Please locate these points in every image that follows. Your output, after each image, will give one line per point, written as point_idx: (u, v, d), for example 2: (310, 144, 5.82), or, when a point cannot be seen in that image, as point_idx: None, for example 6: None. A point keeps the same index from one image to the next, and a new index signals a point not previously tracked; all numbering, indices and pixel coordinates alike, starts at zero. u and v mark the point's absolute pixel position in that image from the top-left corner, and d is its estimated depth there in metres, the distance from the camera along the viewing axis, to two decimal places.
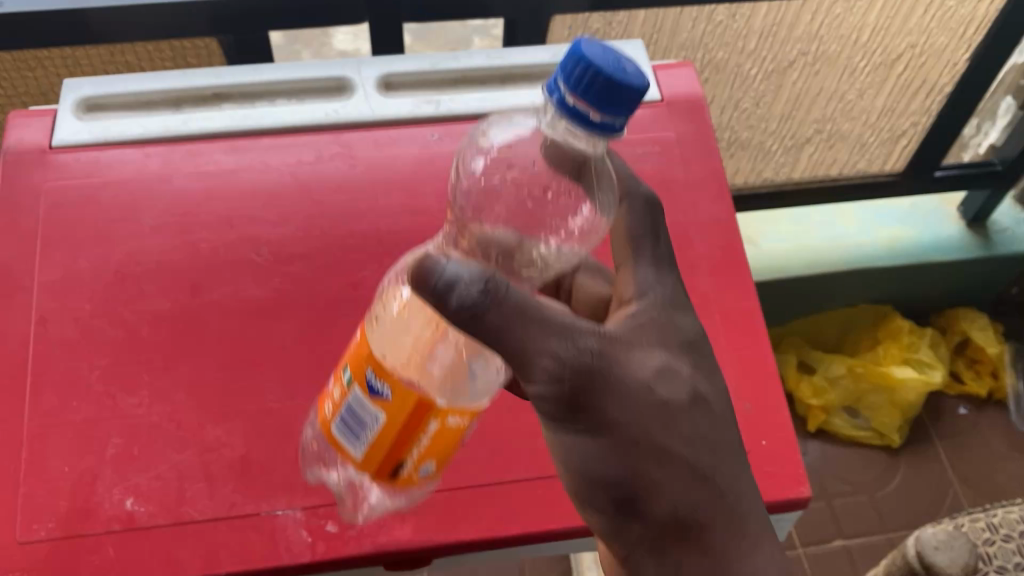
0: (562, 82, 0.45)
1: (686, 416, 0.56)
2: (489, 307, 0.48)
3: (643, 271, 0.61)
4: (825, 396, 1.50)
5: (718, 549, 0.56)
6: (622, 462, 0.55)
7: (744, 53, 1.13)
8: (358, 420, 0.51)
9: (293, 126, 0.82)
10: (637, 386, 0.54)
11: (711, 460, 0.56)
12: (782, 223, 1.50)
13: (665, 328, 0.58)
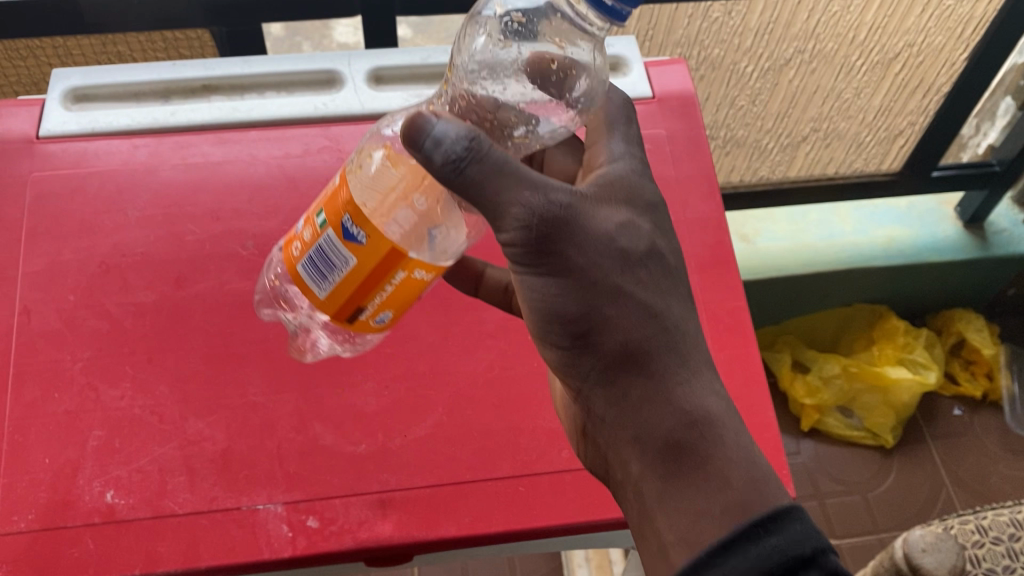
0: None
1: (644, 267, 0.53)
2: (469, 161, 0.48)
3: (618, 132, 0.59)
4: (819, 395, 1.50)
5: (668, 398, 0.51)
6: (577, 284, 0.52)
7: (740, 51, 1.13)
8: (328, 256, 0.53)
9: (282, 120, 0.81)
10: (600, 231, 0.52)
11: (668, 310, 0.53)
12: (779, 221, 1.49)
13: (637, 191, 0.56)
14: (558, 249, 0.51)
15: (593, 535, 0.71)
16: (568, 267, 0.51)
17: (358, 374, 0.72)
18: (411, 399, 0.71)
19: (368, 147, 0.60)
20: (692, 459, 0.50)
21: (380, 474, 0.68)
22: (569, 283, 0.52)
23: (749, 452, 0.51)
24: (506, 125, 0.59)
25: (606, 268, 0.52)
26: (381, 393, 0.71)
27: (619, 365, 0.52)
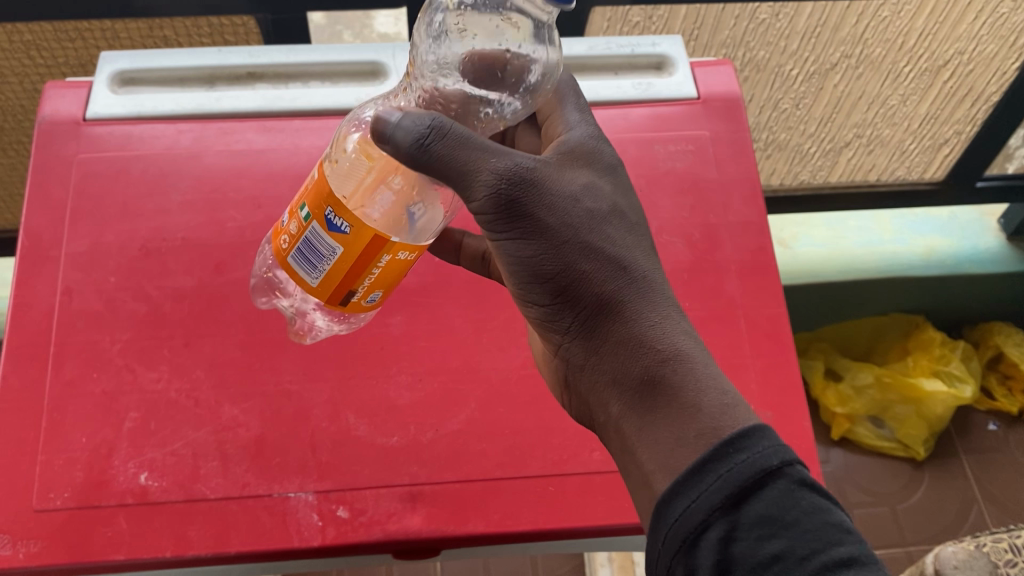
0: None
1: (614, 220, 0.53)
2: (434, 138, 0.49)
3: (577, 109, 0.60)
4: (850, 404, 1.48)
5: (641, 339, 0.50)
6: (551, 242, 0.51)
7: (786, 53, 1.11)
8: (313, 246, 0.54)
9: (325, 110, 0.81)
10: (567, 188, 0.52)
11: (636, 260, 0.52)
12: (816, 227, 1.48)
13: (601, 157, 0.56)
14: (528, 207, 0.50)
15: (622, 538, 0.71)
16: (539, 228, 0.50)
17: (391, 366, 0.72)
18: (444, 393, 0.71)
19: (344, 137, 0.61)
20: (666, 396, 0.48)
21: (410, 467, 0.68)
22: (541, 241, 0.51)
23: (730, 392, 0.48)
24: (477, 106, 0.59)
25: (575, 221, 0.51)
26: (415, 386, 0.71)
27: (596, 315, 0.51)
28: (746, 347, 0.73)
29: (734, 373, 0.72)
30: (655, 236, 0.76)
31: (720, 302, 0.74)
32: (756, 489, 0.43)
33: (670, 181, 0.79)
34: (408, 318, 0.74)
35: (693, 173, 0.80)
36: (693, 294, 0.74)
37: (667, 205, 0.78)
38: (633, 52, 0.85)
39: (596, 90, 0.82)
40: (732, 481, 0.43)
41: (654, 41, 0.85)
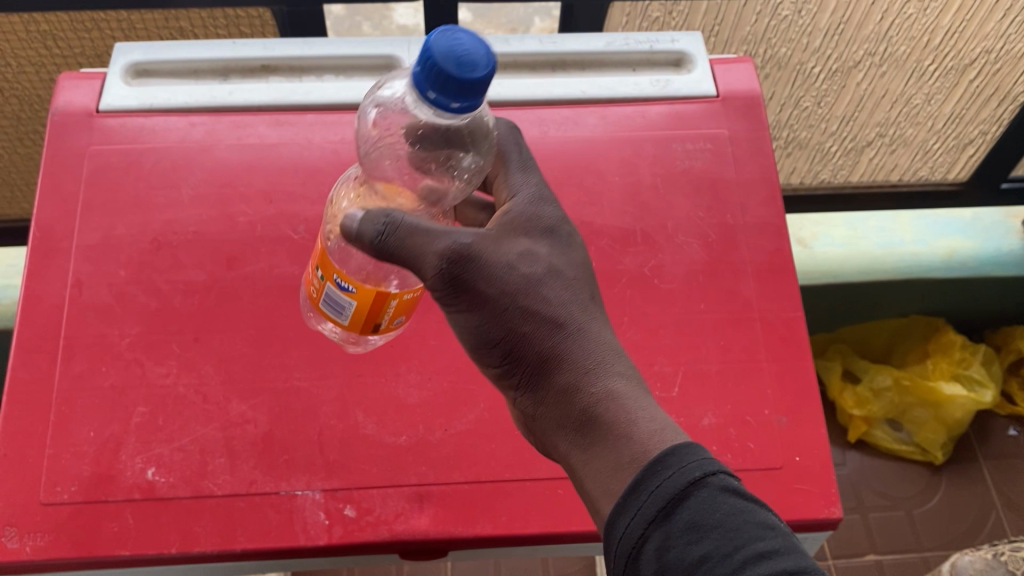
0: (422, 84, 0.46)
1: (554, 276, 0.54)
2: (387, 232, 0.52)
3: (528, 173, 0.59)
4: (868, 407, 1.46)
5: (577, 388, 0.52)
6: (493, 311, 0.53)
7: (809, 51, 1.09)
8: (332, 301, 0.56)
9: (339, 104, 0.80)
10: (505, 254, 0.54)
11: (573, 316, 0.54)
12: (837, 226, 1.42)
13: (548, 213, 0.57)
14: (469, 282, 0.53)
15: None
16: (481, 298, 0.53)
17: (401, 364, 0.71)
18: (454, 393, 0.70)
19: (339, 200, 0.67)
20: (605, 438, 0.50)
21: (418, 466, 0.67)
22: (485, 309, 0.53)
23: (660, 422, 0.50)
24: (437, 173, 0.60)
25: (514, 284, 0.53)
26: (425, 385, 0.70)
27: (541, 370, 0.53)
28: (762, 351, 0.72)
29: (748, 378, 0.71)
30: (671, 236, 0.75)
31: (736, 304, 0.73)
32: (681, 497, 0.45)
33: (687, 181, 0.78)
34: (419, 316, 0.73)
35: (712, 173, 0.78)
36: (708, 296, 0.73)
37: (684, 205, 0.77)
38: (651, 49, 0.83)
39: (613, 87, 0.82)
40: (660, 496, 0.45)
41: (672, 36, 0.84)
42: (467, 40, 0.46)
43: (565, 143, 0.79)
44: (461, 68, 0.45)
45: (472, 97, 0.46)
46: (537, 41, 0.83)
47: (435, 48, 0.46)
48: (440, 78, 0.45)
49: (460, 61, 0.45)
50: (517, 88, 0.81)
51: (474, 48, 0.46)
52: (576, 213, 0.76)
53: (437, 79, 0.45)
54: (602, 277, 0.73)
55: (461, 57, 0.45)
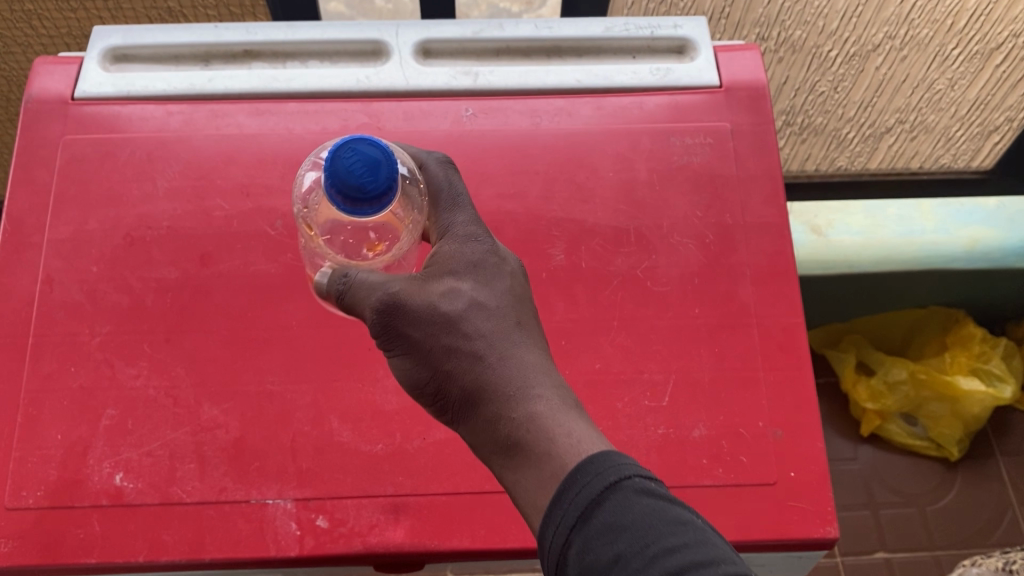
0: (339, 206, 0.54)
1: (478, 307, 0.53)
2: (336, 290, 0.56)
3: (459, 212, 0.58)
4: (882, 401, 1.42)
5: (500, 417, 0.50)
6: (421, 353, 0.53)
7: (824, 34, 1.04)
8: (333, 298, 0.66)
9: (322, 92, 0.76)
10: (429, 293, 0.53)
11: (496, 345, 0.52)
12: (854, 213, 1.35)
13: (478, 247, 0.56)
14: (395, 327, 0.53)
15: None
16: (411, 343, 0.53)
17: (379, 369, 0.68)
18: None
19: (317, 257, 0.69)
20: (529, 467, 0.48)
21: (394, 476, 0.65)
22: (415, 353, 0.53)
23: (579, 439, 0.48)
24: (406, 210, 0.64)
25: (437, 323, 0.52)
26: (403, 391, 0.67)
27: (470, 405, 0.52)
28: (758, 359, 0.68)
29: (743, 388, 0.67)
30: (666, 236, 0.72)
31: (733, 310, 0.69)
32: (597, 500, 0.44)
33: (685, 177, 0.74)
34: None
35: (712, 169, 0.74)
36: (703, 300, 0.70)
37: (681, 203, 0.73)
38: (652, 35, 0.79)
39: (610, 76, 0.78)
40: (578, 501, 0.44)
41: (676, 22, 0.80)
42: (363, 154, 0.54)
43: (557, 138, 0.75)
44: (365, 185, 0.53)
45: (382, 203, 0.54)
46: (533, 26, 0.79)
47: (337, 171, 0.53)
48: (353, 195, 0.53)
49: (364, 179, 0.53)
50: (509, 77, 0.77)
51: (371, 161, 0.54)
52: (567, 211, 0.72)
53: (347, 198, 0.54)
54: (592, 280, 0.70)
55: (363, 175, 0.53)
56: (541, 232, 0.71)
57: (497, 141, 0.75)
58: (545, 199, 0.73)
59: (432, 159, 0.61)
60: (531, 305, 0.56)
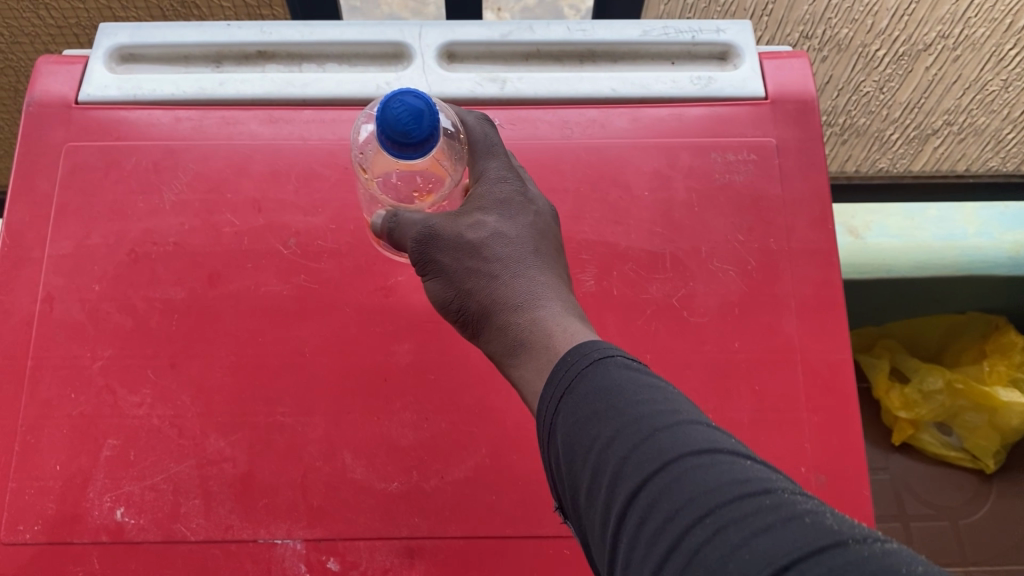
0: (387, 151, 0.54)
1: (501, 238, 0.56)
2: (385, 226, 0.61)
3: (491, 158, 0.60)
4: (915, 410, 1.36)
5: (509, 323, 0.53)
6: (448, 273, 0.56)
7: (873, 32, 0.98)
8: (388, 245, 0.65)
9: (340, 99, 0.71)
10: (459, 225, 0.57)
11: (511, 265, 0.55)
12: (894, 214, 1.25)
13: (507, 187, 0.59)
14: (426, 256, 0.57)
15: None
16: (439, 270, 0.57)
17: (396, 401, 0.63)
18: (453, 435, 0.63)
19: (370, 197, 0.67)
20: (530, 360, 0.51)
21: (410, 517, 0.61)
22: (441, 276, 0.57)
23: (575, 333, 0.50)
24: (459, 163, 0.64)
25: (464, 251, 0.56)
26: (421, 425, 0.63)
27: (487, 318, 0.55)
28: (802, 399, 0.64)
29: (784, 430, 0.63)
30: (705, 262, 0.67)
31: (776, 344, 0.65)
32: (580, 374, 0.45)
33: (726, 198, 0.69)
34: (418, 346, 0.65)
35: (755, 189, 0.69)
36: (744, 333, 0.65)
37: (722, 225, 0.68)
38: (693, 40, 0.74)
39: (647, 84, 0.72)
40: (564, 376, 0.46)
41: (718, 26, 0.74)
42: (410, 103, 0.53)
43: (589, 152, 0.70)
44: (410, 134, 0.52)
45: (428, 149, 0.54)
46: (565, 28, 0.74)
47: (386, 121, 0.53)
48: (400, 143, 0.53)
49: (409, 128, 0.52)
50: (539, 84, 0.72)
51: (416, 110, 0.53)
52: (599, 233, 0.68)
53: (395, 146, 0.53)
54: (625, 308, 0.65)
55: (409, 124, 0.52)
56: (570, 255, 0.67)
57: (524, 155, 0.70)
58: (575, 219, 0.68)
59: (472, 117, 0.62)
60: (554, 239, 0.59)
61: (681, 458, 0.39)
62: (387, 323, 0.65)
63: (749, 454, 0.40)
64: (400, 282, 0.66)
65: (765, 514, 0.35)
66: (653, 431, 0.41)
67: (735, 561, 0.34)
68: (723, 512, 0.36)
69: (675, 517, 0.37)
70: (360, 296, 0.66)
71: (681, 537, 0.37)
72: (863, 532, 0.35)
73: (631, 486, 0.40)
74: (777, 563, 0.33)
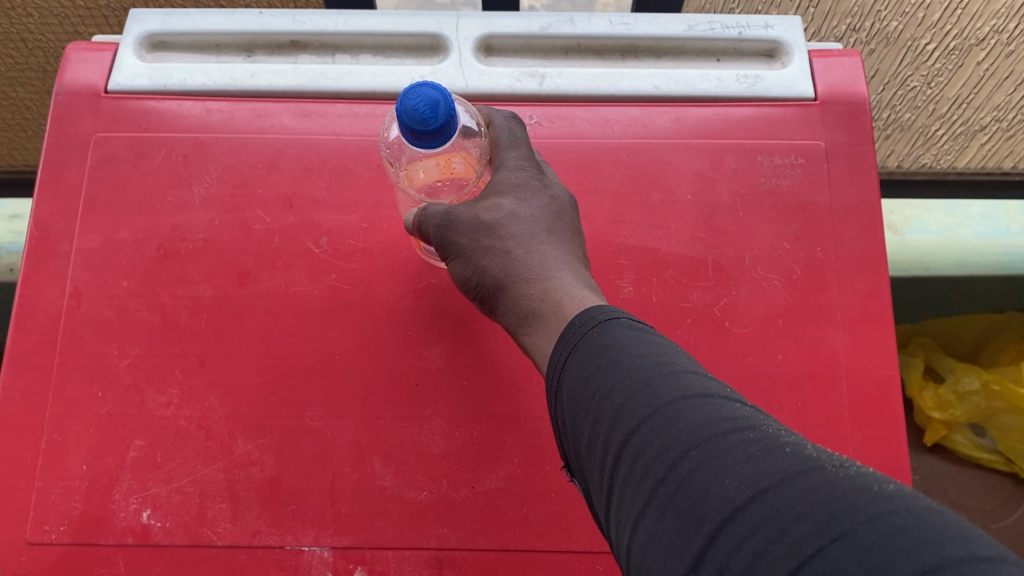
0: (408, 140, 0.50)
1: (516, 219, 0.56)
2: (409, 216, 0.60)
3: (512, 149, 0.59)
4: (949, 411, 1.13)
5: (521, 295, 0.53)
6: (464, 256, 0.56)
7: (923, 25, 0.94)
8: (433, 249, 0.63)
9: (374, 92, 0.69)
10: (475, 209, 0.56)
11: (526, 245, 0.55)
12: (933, 209, 1.10)
13: (525, 173, 0.58)
14: (445, 237, 0.57)
15: None
16: (458, 250, 0.56)
17: (427, 408, 0.62)
18: (485, 444, 0.62)
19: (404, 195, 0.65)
20: (541, 329, 0.51)
21: (439, 527, 0.60)
22: (459, 258, 0.57)
23: (584, 300, 0.50)
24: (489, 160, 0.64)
25: (480, 232, 0.56)
26: (452, 433, 0.62)
27: (502, 296, 0.55)
28: (846, 416, 0.61)
29: (827, 446, 0.61)
30: (748, 270, 0.65)
31: (821, 358, 0.63)
32: (585, 333, 0.44)
33: (772, 204, 0.66)
34: (451, 351, 0.63)
35: (802, 195, 0.67)
36: (788, 347, 0.63)
37: (767, 232, 0.66)
38: (740, 36, 0.70)
39: (691, 82, 0.69)
40: (571, 336, 0.45)
41: (767, 22, 0.71)
42: (426, 93, 0.48)
43: (629, 152, 0.68)
44: (426, 123, 0.48)
45: (448, 136, 0.50)
46: (607, 21, 0.71)
47: (403, 111, 0.48)
48: (417, 132, 0.49)
49: (424, 117, 0.48)
50: (579, 79, 0.70)
51: (433, 99, 0.48)
52: (638, 238, 0.66)
53: (414, 135, 0.49)
54: (664, 317, 0.63)
55: (424, 114, 0.48)
56: (609, 260, 0.65)
57: (563, 154, 0.68)
58: (614, 223, 0.66)
59: (500, 116, 0.61)
60: (571, 222, 0.58)
61: (674, 401, 0.39)
62: (419, 327, 0.64)
63: (742, 400, 0.40)
64: (434, 285, 0.65)
65: (748, 446, 0.36)
66: (650, 379, 0.40)
67: (717, 487, 0.35)
68: (710, 445, 0.36)
69: (663, 453, 0.37)
70: (392, 299, 0.64)
71: (669, 471, 0.37)
72: (842, 460, 0.35)
73: (625, 429, 0.40)
74: (754, 485, 0.34)
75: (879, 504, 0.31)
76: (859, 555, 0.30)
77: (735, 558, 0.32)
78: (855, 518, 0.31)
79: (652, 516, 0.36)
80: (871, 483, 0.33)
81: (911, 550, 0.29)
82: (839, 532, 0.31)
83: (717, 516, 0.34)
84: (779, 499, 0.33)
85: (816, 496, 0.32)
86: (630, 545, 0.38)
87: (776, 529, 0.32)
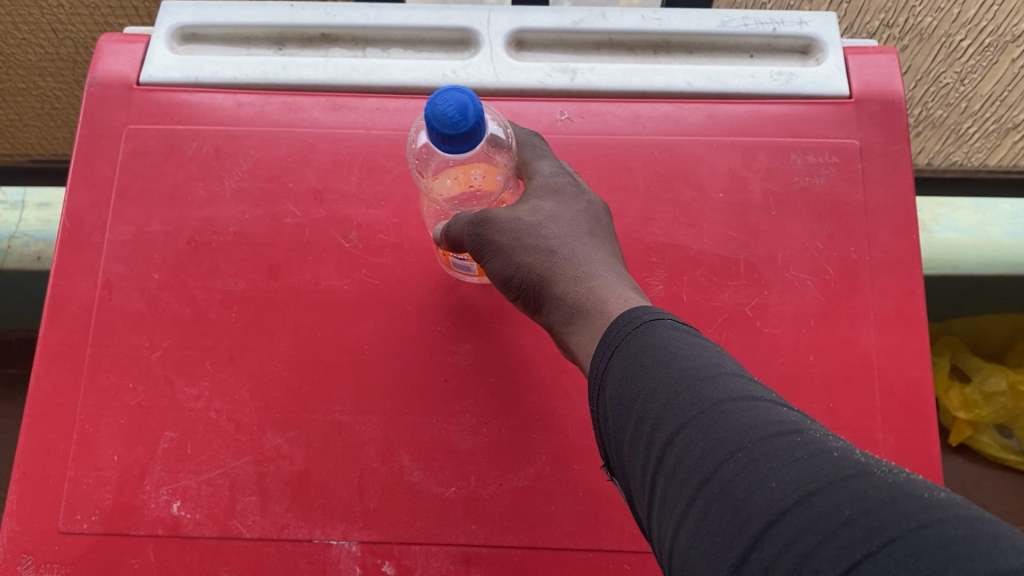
0: (436, 145, 0.48)
1: (558, 222, 0.56)
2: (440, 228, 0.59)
3: (544, 158, 0.60)
4: (975, 411, 1.11)
5: (566, 291, 0.52)
6: (505, 257, 0.55)
7: (958, 22, 0.92)
8: (462, 265, 0.63)
9: (404, 86, 0.69)
10: (515, 212, 0.56)
11: (569, 245, 0.55)
12: (963, 207, 1.03)
13: (561, 178, 0.59)
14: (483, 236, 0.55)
15: None
16: (499, 249, 0.55)
17: (456, 404, 0.62)
18: (513, 441, 0.61)
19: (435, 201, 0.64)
20: (586, 327, 0.50)
21: (467, 523, 0.60)
22: (498, 259, 0.56)
23: (629, 300, 0.49)
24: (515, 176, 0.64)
25: (522, 233, 0.55)
26: (480, 429, 0.62)
27: (546, 294, 0.54)
28: (878, 417, 0.61)
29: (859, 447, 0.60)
30: (781, 270, 0.64)
31: (853, 360, 0.62)
32: (630, 333, 0.44)
33: (806, 203, 0.66)
34: (480, 347, 0.63)
35: (836, 194, 0.66)
36: (820, 347, 0.62)
37: (799, 231, 0.65)
38: (774, 32, 0.70)
39: (724, 79, 0.69)
40: (614, 336, 0.45)
41: (801, 18, 0.70)
42: (453, 97, 0.47)
43: (661, 149, 0.67)
44: (457, 127, 0.47)
45: (477, 140, 0.48)
46: (640, 16, 0.70)
47: (431, 115, 0.47)
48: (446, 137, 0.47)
49: (455, 121, 0.47)
50: (612, 75, 0.69)
51: (462, 102, 0.47)
52: (669, 235, 0.65)
53: (443, 140, 0.48)
54: (694, 315, 0.63)
55: (455, 118, 0.47)
56: (639, 258, 0.65)
57: (594, 149, 0.67)
58: (645, 220, 0.66)
59: (519, 133, 0.62)
60: (608, 226, 0.58)
61: (719, 402, 0.39)
62: (448, 323, 0.64)
63: (788, 404, 0.40)
64: (464, 282, 0.65)
65: (795, 449, 0.35)
66: (694, 380, 0.40)
67: (763, 489, 0.34)
68: (756, 447, 0.36)
69: (708, 454, 0.37)
70: (422, 295, 0.65)
71: (714, 471, 0.36)
72: (890, 467, 0.35)
73: (669, 429, 0.39)
74: (800, 488, 0.33)
75: (929, 512, 0.31)
76: (909, 562, 0.29)
77: (782, 560, 0.32)
78: (906, 526, 0.31)
79: (696, 516, 0.36)
80: (921, 490, 0.33)
81: (963, 558, 0.29)
82: (889, 539, 0.30)
83: (763, 517, 0.33)
84: (826, 502, 0.32)
85: (865, 500, 0.32)
86: (672, 545, 0.37)
87: (823, 533, 0.32)
